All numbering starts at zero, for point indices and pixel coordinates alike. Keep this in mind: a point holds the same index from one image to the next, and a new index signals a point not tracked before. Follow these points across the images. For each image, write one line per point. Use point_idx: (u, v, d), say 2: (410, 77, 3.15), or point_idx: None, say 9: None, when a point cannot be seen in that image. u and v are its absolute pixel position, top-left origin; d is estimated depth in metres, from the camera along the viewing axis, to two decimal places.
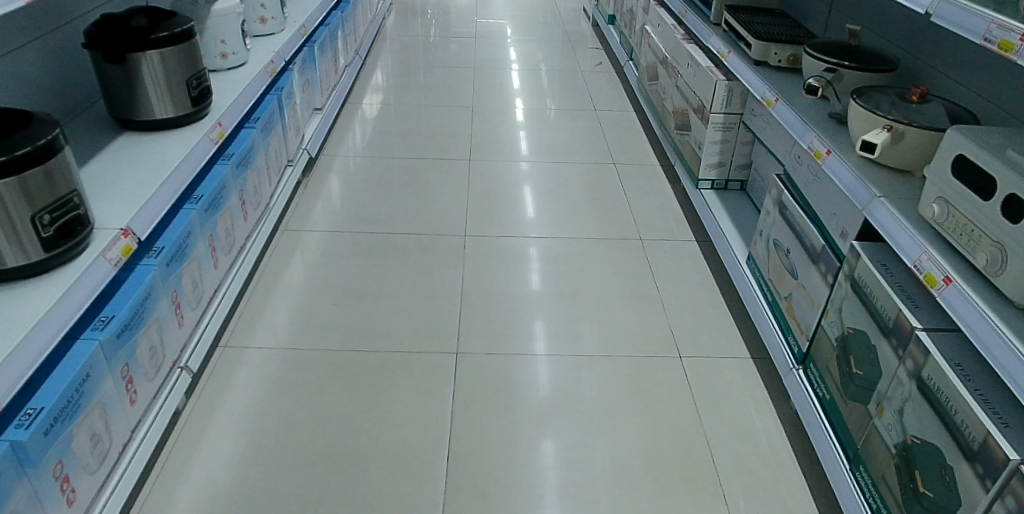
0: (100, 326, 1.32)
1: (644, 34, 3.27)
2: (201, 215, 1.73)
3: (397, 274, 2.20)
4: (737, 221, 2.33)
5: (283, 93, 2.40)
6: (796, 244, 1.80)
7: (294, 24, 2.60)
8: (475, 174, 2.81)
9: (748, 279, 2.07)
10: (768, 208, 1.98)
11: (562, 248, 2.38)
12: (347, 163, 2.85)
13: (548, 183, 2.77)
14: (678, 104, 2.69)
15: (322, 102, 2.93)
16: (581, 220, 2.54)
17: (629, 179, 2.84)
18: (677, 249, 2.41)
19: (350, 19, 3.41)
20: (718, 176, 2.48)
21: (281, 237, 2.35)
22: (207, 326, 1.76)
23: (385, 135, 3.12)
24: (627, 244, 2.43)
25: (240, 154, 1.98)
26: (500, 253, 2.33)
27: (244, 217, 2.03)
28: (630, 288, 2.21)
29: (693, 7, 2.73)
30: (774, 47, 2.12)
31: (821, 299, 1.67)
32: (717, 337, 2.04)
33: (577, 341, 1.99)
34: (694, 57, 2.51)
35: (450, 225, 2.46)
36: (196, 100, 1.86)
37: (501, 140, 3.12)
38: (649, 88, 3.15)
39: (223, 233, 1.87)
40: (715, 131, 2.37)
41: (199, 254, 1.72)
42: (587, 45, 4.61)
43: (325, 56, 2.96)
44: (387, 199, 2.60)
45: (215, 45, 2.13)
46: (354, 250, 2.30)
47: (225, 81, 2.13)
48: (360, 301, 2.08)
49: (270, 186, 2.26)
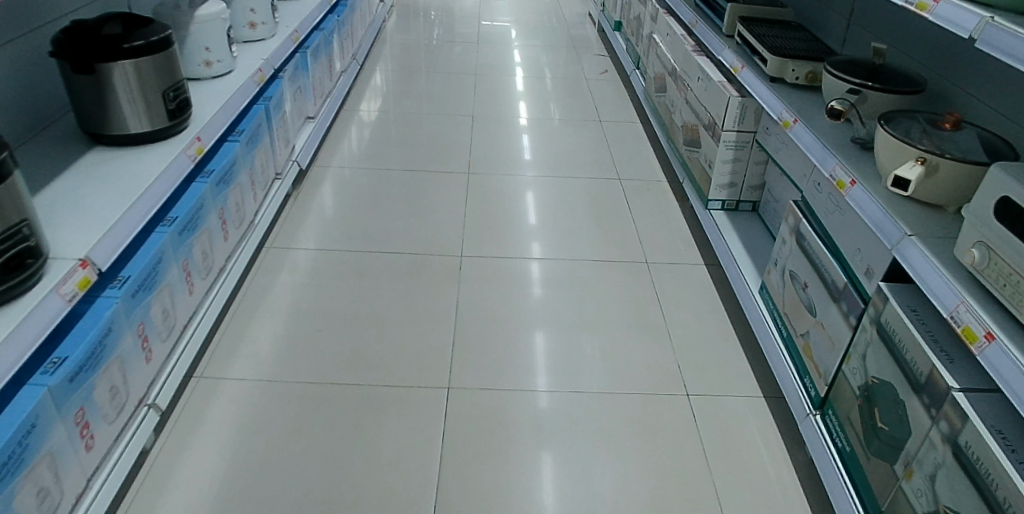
0: (50, 370, 1.20)
1: (652, 44, 3.14)
2: (175, 239, 1.60)
3: (387, 298, 2.06)
4: (749, 246, 2.20)
5: (272, 102, 2.28)
6: (816, 278, 1.67)
7: (286, 29, 2.49)
8: (473, 188, 2.67)
9: (760, 310, 1.94)
10: (784, 237, 1.85)
11: (564, 271, 2.25)
12: (339, 174, 2.72)
13: (550, 200, 2.63)
14: (686, 118, 2.56)
15: (316, 110, 2.81)
16: (585, 241, 2.41)
17: (635, 196, 2.70)
18: (686, 273, 2.28)
19: (347, 22, 3.29)
20: (729, 196, 2.35)
21: (266, 254, 2.22)
22: (180, 357, 1.64)
23: (380, 144, 2.99)
24: (632, 267, 2.29)
25: (221, 171, 1.85)
26: (498, 276, 2.20)
27: (225, 237, 1.91)
28: (635, 317, 2.08)
29: (705, 17, 2.60)
30: (792, 63, 1.99)
31: (842, 341, 1.55)
32: (728, 373, 1.90)
33: (578, 375, 1.86)
34: (705, 70, 2.38)
35: (446, 244, 2.32)
36: (174, 114, 1.74)
37: (503, 152, 2.99)
38: (657, 98, 3.02)
39: (199, 256, 1.74)
40: (726, 150, 2.24)
41: (171, 280, 1.60)
42: (593, 52, 4.46)
43: (320, 62, 2.83)
44: (381, 215, 2.47)
45: (199, 52, 2.02)
46: (343, 270, 2.17)
47: (208, 91, 2.01)
48: (347, 328, 1.95)
49: (255, 201, 2.13)
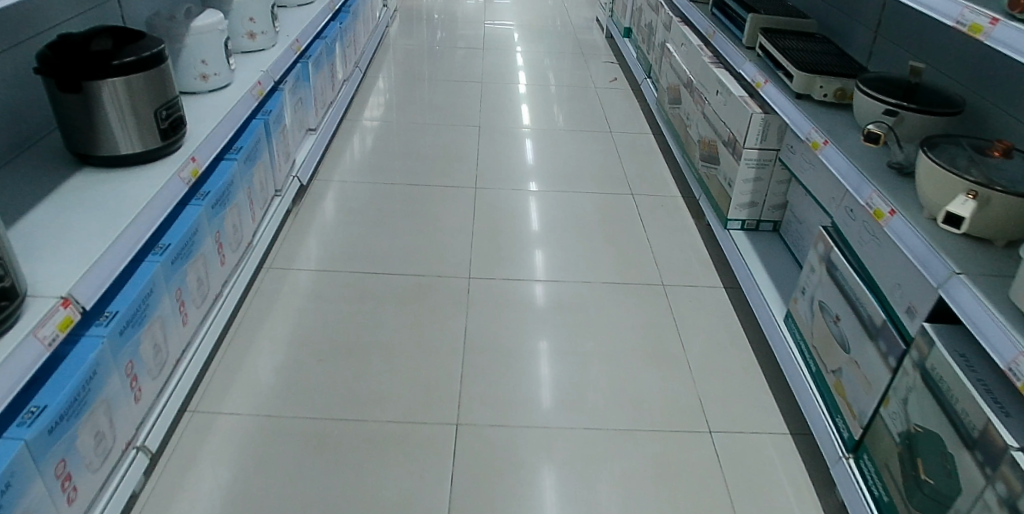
0: (28, 420, 1.09)
1: (665, 53, 3.03)
2: (166, 268, 1.50)
3: (391, 324, 1.96)
4: (771, 270, 2.10)
5: (272, 116, 2.18)
6: (849, 312, 1.57)
7: (287, 39, 2.42)
8: (481, 204, 2.57)
9: (786, 341, 1.84)
10: (813, 265, 1.75)
11: (576, 294, 2.14)
12: (342, 189, 2.61)
13: (560, 217, 2.52)
14: (703, 133, 2.46)
15: (317, 122, 2.71)
16: (597, 262, 2.30)
17: (649, 214, 2.59)
18: (704, 297, 2.17)
19: (350, 30, 3.20)
20: (749, 216, 2.25)
21: (265, 276, 2.12)
22: (172, 394, 1.53)
23: (384, 156, 2.88)
24: (648, 290, 2.18)
25: (218, 192, 1.75)
26: (507, 300, 2.09)
27: (222, 262, 1.81)
28: (652, 345, 1.97)
29: (723, 27, 2.51)
30: (820, 80, 1.89)
31: (879, 382, 1.45)
32: (751, 407, 1.80)
33: (594, 409, 1.75)
34: (724, 83, 2.29)
35: (453, 265, 2.22)
36: (166, 133, 1.64)
37: (511, 165, 2.88)
38: (670, 110, 2.92)
39: (193, 284, 1.64)
40: (747, 169, 2.14)
41: (163, 312, 1.49)
42: (600, 58, 4.35)
43: (321, 72, 2.74)
44: (384, 233, 2.37)
45: (194, 65, 1.95)
46: (345, 293, 2.06)
47: (205, 106, 1.92)
48: (348, 357, 1.84)
49: (254, 222, 2.03)
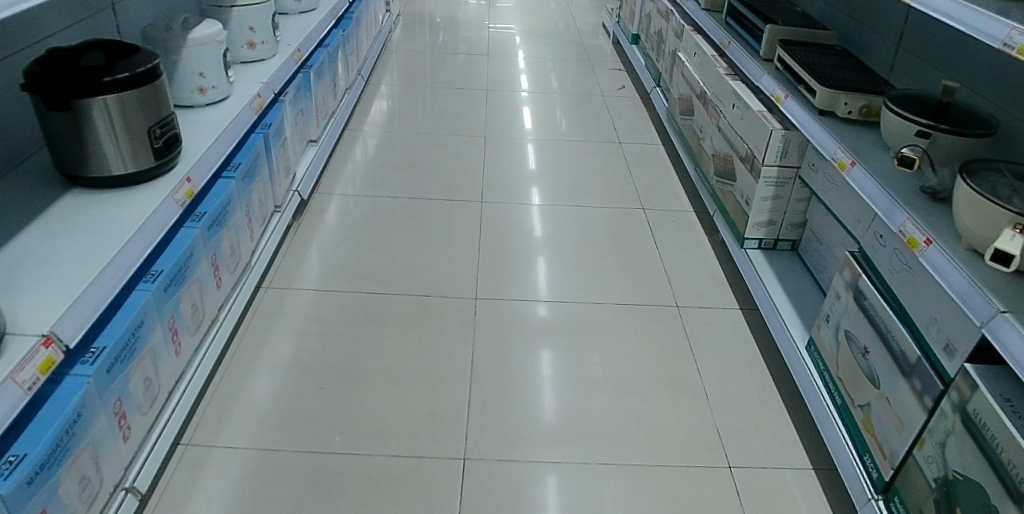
0: (4, 472, 1.00)
1: (676, 62, 2.95)
2: (158, 296, 1.42)
3: (395, 349, 1.88)
4: (791, 293, 2.01)
5: (272, 130, 2.10)
6: (879, 345, 1.48)
7: (288, 48, 2.34)
8: (487, 220, 2.49)
9: (808, 370, 1.75)
10: (838, 291, 1.66)
11: (586, 316, 2.06)
12: (344, 203, 2.53)
13: (569, 233, 2.44)
14: (718, 147, 2.38)
15: (319, 133, 2.63)
16: (608, 281, 2.22)
17: (661, 230, 2.51)
18: (720, 320, 2.09)
19: (353, 37, 3.12)
20: (767, 235, 2.16)
21: (263, 296, 2.04)
22: (163, 430, 1.45)
23: (387, 168, 2.80)
24: (662, 312, 2.10)
25: (213, 213, 1.67)
26: (516, 323, 2.01)
27: (218, 285, 1.72)
28: (667, 371, 1.88)
29: (738, 38, 2.43)
30: (844, 96, 1.81)
31: (913, 422, 1.36)
32: (773, 440, 1.71)
33: (607, 442, 1.67)
34: (740, 96, 2.21)
35: (458, 286, 2.14)
36: (160, 152, 1.56)
37: (518, 178, 2.79)
38: (682, 122, 2.84)
39: (188, 311, 1.56)
40: (766, 187, 2.05)
41: (155, 343, 1.41)
42: (607, 65, 4.25)
43: (323, 81, 2.66)
44: (388, 251, 2.28)
45: (192, 78, 1.87)
46: (347, 315, 1.98)
47: (203, 121, 1.84)
48: (350, 385, 1.76)
49: (252, 241, 1.95)
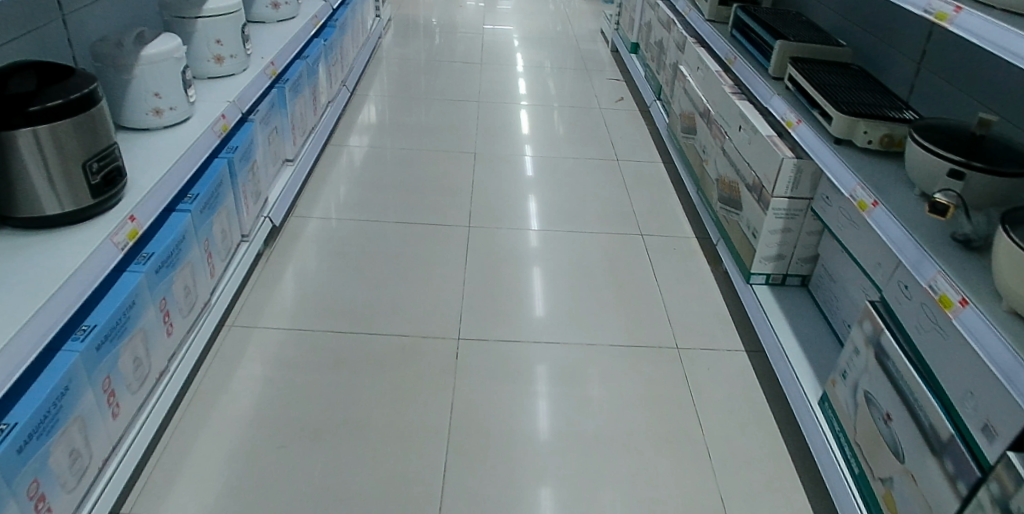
0: None
1: (678, 76, 2.78)
2: (90, 357, 1.24)
3: (368, 399, 1.71)
4: (802, 337, 1.84)
5: (239, 153, 1.93)
6: (905, 413, 1.32)
7: (261, 61, 2.18)
8: (474, 247, 2.32)
9: (822, 429, 1.58)
10: (857, 346, 1.50)
11: (579, 360, 1.89)
12: (321, 228, 2.36)
13: (562, 263, 2.27)
14: (722, 171, 2.21)
15: (295, 152, 2.46)
16: (602, 318, 2.05)
17: (661, 260, 2.33)
18: (724, 364, 1.92)
19: (336, 45, 2.96)
20: (775, 270, 1.99)
21: (226, 336, 1.87)
22: (95, 506, 1.28)
23: (370, 188, 2.63)
24: (660, 354, 1.93)
25: (163, 253, 1.49)
26: (501, 368, 1.84)
27: (170, 332, 1.55)
28: (667, 425, 1.72)
29: (745, 53, 2.26)
30: (863, 124, 1.64)
31: (944, 508, 1.19)
32: (783, 508, 1.54)
33: (599, 509, 1.50)
34: (747, 118, 2.03)
35: (440, 324, 1.97)
36: (99, 189, 1.38)
37: (509, 199, 2.62)
38: (683, 140, 2.66)
39: (129, 366, 1.38)
40: (775, 220, 1.88)
41: (84, 410, 1.24)
42: (606, 74, 4.08)
43: (301, 95, 2.49)
44: (366, 283, 2.11)
45: (146, 99, 1.70)
46: (317, 359, 1.81)
47: (157, 147, 1.67)
48: (316, 442, 1.59)
49: (213, 277, 1.78)
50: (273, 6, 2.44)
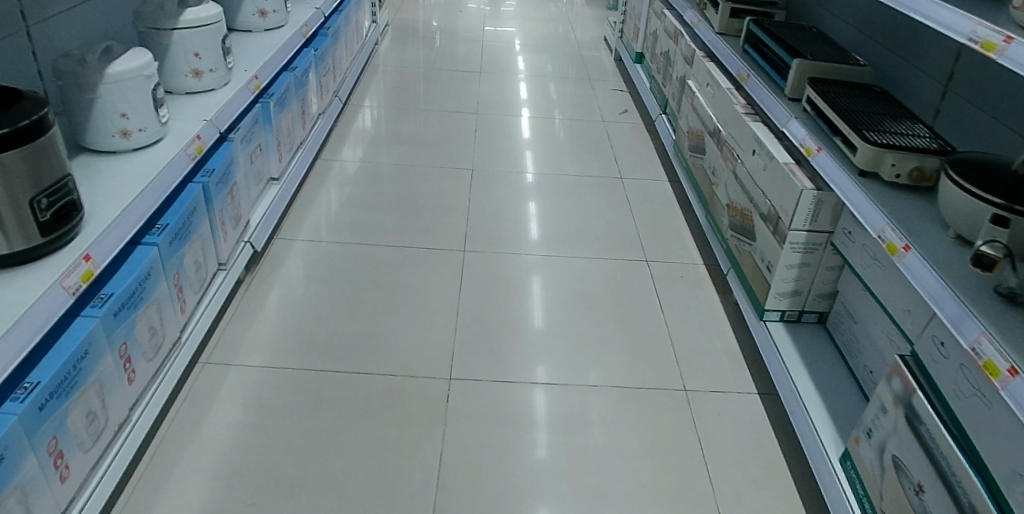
0: None
1: (685, 91, 2.64)
2: (30, 418, 1.10)
3: (350, 448, 1.58)
4: (820, 383, 1.71)
5: (216, 176, 1.80)
6: (940, 487, 1.18)
7: (243, 75, 2.04)
8: (469, 274, 2.18)
9: (843, 490, 1.44)
10: (886, 404, 1.36)
11: (579, 403, 1.75)
12: (307, 252, 2.23)
13: (561, 293, 2.14)
14: (734, 196, 2.07)
15: (280, 170, 2.33)
16: (604, 355, 1.91)
17: (667, 290, 2.20)
18: (735, 409, 1.78)
19: (328, 54, 2.82)
20: (790, 306, 1.85)
21: (198, 375, 1.74)
22: None
23: (360, 208, 2.49)
24: (667, 398, 1.79)
25: (124, 294, 1.35)
26: (494, 411, 1.71)
27: (130, 379, 1.42)
28: (675, 479, 1.58)
29: (759, 71, 2.12)
30: (891, 155, 1.50)
31: None
32: None
33: None
34: (762, 141, 1.89)
35: (430, 361, 1.84)
36: (49, 226, 1.23)
37: (506, 221, 2.49)
38: (691, 159, 2.52)
39: (78, 423, 1.24)
40: (792, 254, 1.74)
41: (23, 478, 1.09)
42: (609, 84, 3.93)
43: (288, 108, 2.36)
44: (352, 314, 1.98)
45: (112, 120, 1.56)
46: (297, 403, 1.68)
47: (122, 174, 1.53)
48: (291, 498, 1.45)
49: (183, 314, 1.64)
50: (261, 14, 2.31)
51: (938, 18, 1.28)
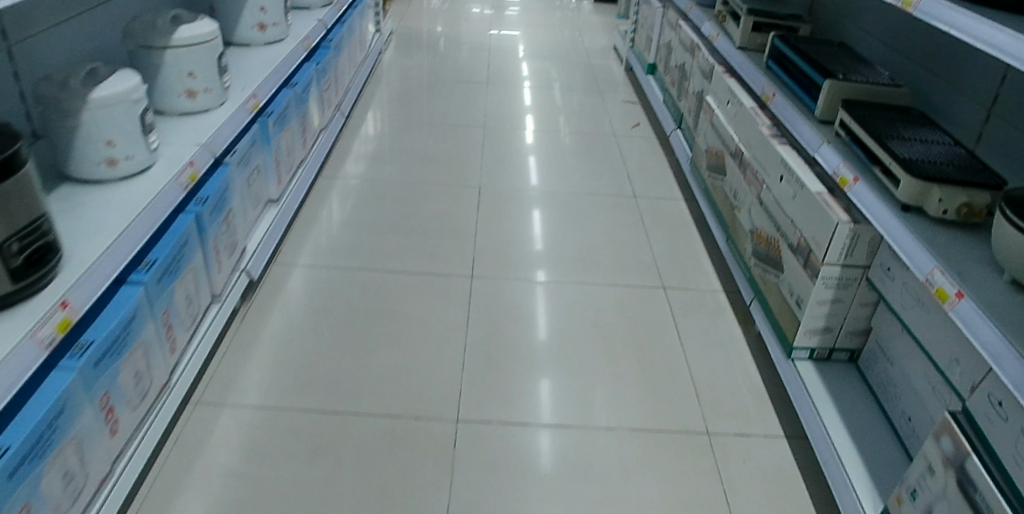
0: None
1: (703, 107, 2.52)
2: None
3: (349, 500, 1.46)
4: (854, 428, 1.59)
5: (209, 204, 1.69)
6: None
7: (241, 93, 1.94)
8: (476, 303, 2.07)
9: None
10: (934, 464, 1.23)
11: (595, 448, 1.64)
12: (306, 279, 2.12)
13: (574, 324, 2.03)
14: (758, 223, 1.96)
15: (280, 192, 2.23)
16: (620, 394, 1.80)
17: (686, 320, 2.08)
18: (761, 455, 1.67)
19: (330, 67, 2.72)
20: (821, 344, 1.74)
21: (188, 417, 1.63)
22: None
23: (362, 230, 2.38)
24: (688, 442, 1.68)
25: (105, 341, 1.25)
26: (503, 458, 1.59)
27: (112, 431, 1.31)
28: None
29: (785, 90, 2.01)
30: (938, 190, 1.38)
31: None
32: None
33: None
34: (790, 167, 1.78)
35: (436, 402, 1.73)
36: (22, 271, 1.11)
37: (515, 244, 2.37)
38: (710, 180, 2.41)
39: (54, 485, 1.13)
40: (824, 289, 1.62)
41: None
42: (620, 96, 3.82)
43: (288, 126, 2.25)
44: (353, 348, 1.87)
45: (97, 148, 1.45)
46: (293, 448, 1.57)
47: (107, 207, 1.42)
48: None
49: (172, 354, 1.54)
50: (260, 27, 2.20)
51: (989, 39, 1.17)
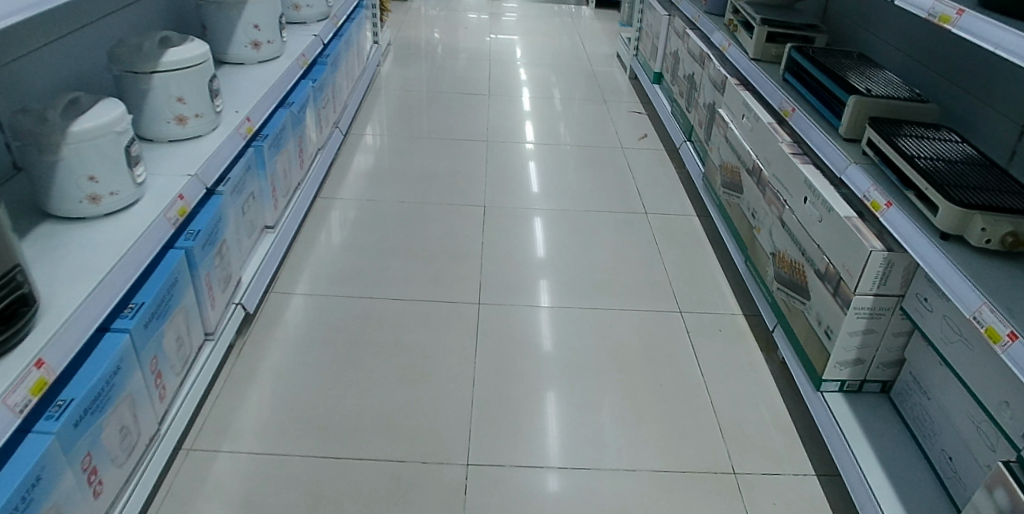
0: None
1: (716, 121, 2.43)
2: None
3: None
4: (890, 467, 1.49)
5: (201, 237, 1.60)
6: None
7: (235, 117, 1.84)
8: (484, 334, 1.98)
9: None
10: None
11: (613, 492, 1.54)
12: (306, 309, 2.02)
13: (586, 354, 1.93)
14: (780, 245, 1.86)
15: (277, 217, 2.14)
16: (638, 430, 1.70)
17: (704, 347, 1.99)
18: (791, 496, 1.57)
19: (327, 84, 2.62)
20: (851, 376, 1.64)
21: (180, 466, 1.53)
22: None
23: (363, 255, 2.28)
24: (713, 483, 1.58)
25: (87, 397, 1.15)
26: (517, 505, 1.49)
27: (96, 492, 1.21)
28: None
29: (804, 104, 1.92)
30: (981, 218, 1.29)
31: None
32: None
33: None
34: (815, 188, 1.68)
35: (444, 444, 1.63)
36: None
37: (522, 268, 2.28)
38: (725, 196, 2.32)
39: None
40: (856, 320, 1.53)
41: None
42: (625, 106, 3.72)
43: (284, 148, 2.16)
44: (355, 385, 1.77)
45: (79, 184, 1.35)
46: (291, 499, 1.47)
47: (89, 247, 1.33)
48: None
49: (161, 402, 1.45)
50: (254, 45, 2.11)
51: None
